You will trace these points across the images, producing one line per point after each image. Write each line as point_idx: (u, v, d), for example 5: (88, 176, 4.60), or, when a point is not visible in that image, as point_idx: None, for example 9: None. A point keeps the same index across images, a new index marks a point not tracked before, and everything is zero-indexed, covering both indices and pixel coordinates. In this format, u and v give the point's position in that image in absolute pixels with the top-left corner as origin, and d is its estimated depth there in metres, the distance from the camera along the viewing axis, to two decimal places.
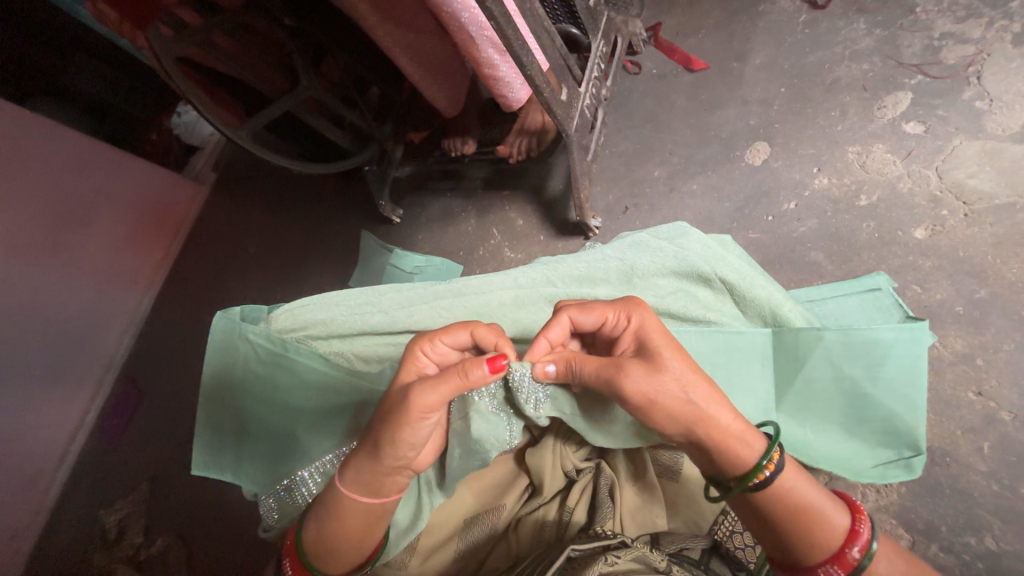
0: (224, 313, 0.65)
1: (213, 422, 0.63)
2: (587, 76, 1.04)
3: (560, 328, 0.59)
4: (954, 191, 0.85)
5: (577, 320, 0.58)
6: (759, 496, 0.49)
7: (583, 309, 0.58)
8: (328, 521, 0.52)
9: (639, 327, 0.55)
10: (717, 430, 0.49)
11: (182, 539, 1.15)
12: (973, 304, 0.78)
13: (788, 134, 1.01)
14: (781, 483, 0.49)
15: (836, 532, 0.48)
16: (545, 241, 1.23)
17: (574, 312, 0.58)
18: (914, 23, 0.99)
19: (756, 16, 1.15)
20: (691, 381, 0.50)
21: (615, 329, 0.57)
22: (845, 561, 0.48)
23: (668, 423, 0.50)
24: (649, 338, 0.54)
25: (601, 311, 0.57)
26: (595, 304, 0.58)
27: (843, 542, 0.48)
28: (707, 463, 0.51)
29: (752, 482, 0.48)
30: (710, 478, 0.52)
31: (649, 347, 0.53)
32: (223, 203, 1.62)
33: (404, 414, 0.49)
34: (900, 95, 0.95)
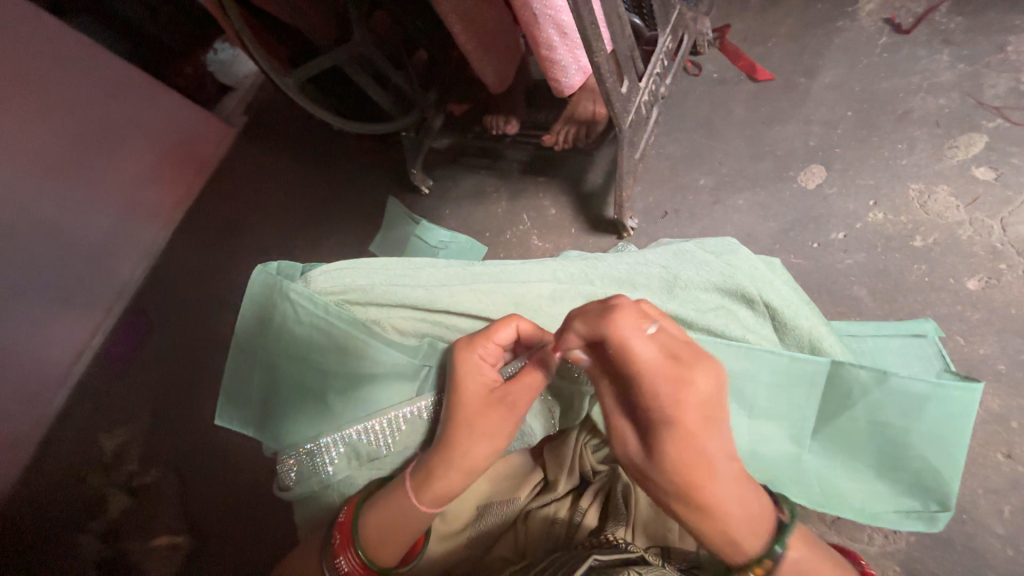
0: (263, 266, 0.65)
1: (242, 374, 0.63)
2: (649, 71, 1.00)
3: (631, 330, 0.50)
4: (1016, 246, 0.82)
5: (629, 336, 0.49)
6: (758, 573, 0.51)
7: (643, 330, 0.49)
8: (398, 526, 0.54)
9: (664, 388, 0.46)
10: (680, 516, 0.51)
11: (175, 474, 1.16)
12: (1016, 364, 0.76)
13: (848, 161, 0.98)
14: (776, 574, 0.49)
15: None
16: (576, 234, 1.20)
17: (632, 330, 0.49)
18: (1001, 63, 0.94)
19: (833, 32, 1.10)
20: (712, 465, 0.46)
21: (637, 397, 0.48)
22: None
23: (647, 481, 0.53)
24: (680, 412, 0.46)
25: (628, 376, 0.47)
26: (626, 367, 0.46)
27: None
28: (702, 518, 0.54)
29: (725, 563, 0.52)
30: None
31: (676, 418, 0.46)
32: (252, 148, 1.59)
33: (508, 418, 0.54)
34: (975, 136, 0.91)
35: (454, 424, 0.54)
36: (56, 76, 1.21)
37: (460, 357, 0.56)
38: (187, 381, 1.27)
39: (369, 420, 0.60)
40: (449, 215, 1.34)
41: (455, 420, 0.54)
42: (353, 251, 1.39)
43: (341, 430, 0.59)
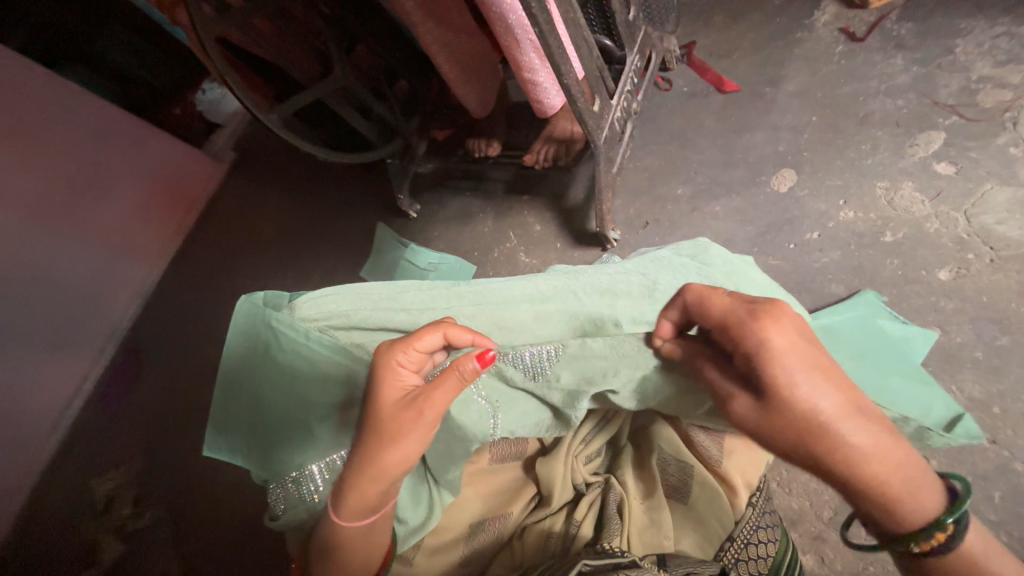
0: (247, 297, 0.65)
1: (229, 406, 0.64)
2: (619, 89, 1.05)
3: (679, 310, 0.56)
4: (982, 236, 0.84)
5: (694, 310, 0.53)
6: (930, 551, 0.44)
7: (702, 301, 0.52)
8: (335, 543, 0.53)
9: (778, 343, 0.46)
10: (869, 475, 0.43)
11: (172, 512, 1.14)
12: (993, 351, 0.78)
13: (816, 164, 1.01)
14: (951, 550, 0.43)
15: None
16: (562, 249, 1.22)
17: (692, 302, 0.53)
18: (953, 63, 0.99)
19: (793, 43, 1.15)
20: (848, 419, 0.43)
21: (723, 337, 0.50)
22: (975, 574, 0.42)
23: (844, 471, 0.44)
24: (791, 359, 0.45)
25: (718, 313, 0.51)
26: (715, 305, 0.51)
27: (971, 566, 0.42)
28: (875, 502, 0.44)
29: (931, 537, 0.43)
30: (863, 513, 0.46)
31: (800, 370, 0.44)
32: (241, 182, 1.62)
33: (418, 425, 0.50)
34: (934, 134, 0.95)
35: (366, 430, 0.52)
36: (44, 122, 1.24)
37: (378, 363, 0.54)
38: (182, 417, 1.26)
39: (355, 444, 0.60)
40: (436, 237, 1.37)
41: (367, 426, 0.52)
42: (342, 278, 1.40)
43: (328, 456, 0.60)
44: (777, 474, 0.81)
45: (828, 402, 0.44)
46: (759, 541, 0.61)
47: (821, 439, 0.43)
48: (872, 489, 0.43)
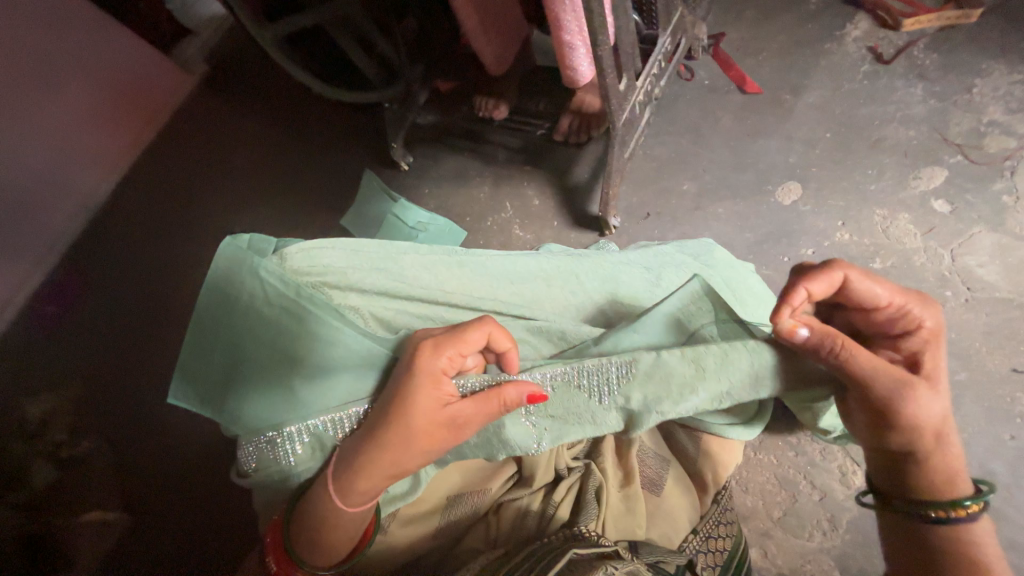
0: (232, 239, 0.59)
1: (201, 354, 0.59)
2: (647, 71, 1.00)
3: (833, 283, 0.49)
4: (962, 276, 0.88)
5: (856, 284, 0.49)
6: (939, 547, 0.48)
7: (870, 277, 0.49)
8: (322, 523, 0.52)
9: (930, 336, 0.49)
10: (950, 455, 0.49)
11: (112, 446, 1.07)
12: (952, 384, 0.82)
13: (822, 181, 1.02)
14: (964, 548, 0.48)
15: None
16: (558, 228, 1.19)
17: (860, 275, 0.48)
18: (967, 102, 1.01)
19: (821, 54, 1.13)
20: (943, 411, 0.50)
21: (888, 319, 0.50)
22: None
23: (950, 454, 0.49)
24: (936, 350, 0.49)
25: (887, 292, 0.49)
26: (883, 285, 0.49)
27: None
28: (927, 479, 0.49)
29: (963, 509, 0.48)
30: (918, 493, 0.50)
31: (936, 361, 0.49)
32: (216, 102, 1.47)
33: (449, 439, 0.50)
34: (937, 170, 0.97)
35: (394, 432, 0.49)
36: None
37: (419, 366, 0.50)
38: (128, 349, 1.17)
39: (336, 413, 0.57)
40: (429, 195, 1.30)
41: (396, 425, 0.49)
42: (320, 222, 1.30)
43: (308, 420, 0.56)
44: (737, 474, 0.85)
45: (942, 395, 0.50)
46: (718, 534, 0.66)
47: (941, 424, 0.48)
48: (946, 470, 0.49)
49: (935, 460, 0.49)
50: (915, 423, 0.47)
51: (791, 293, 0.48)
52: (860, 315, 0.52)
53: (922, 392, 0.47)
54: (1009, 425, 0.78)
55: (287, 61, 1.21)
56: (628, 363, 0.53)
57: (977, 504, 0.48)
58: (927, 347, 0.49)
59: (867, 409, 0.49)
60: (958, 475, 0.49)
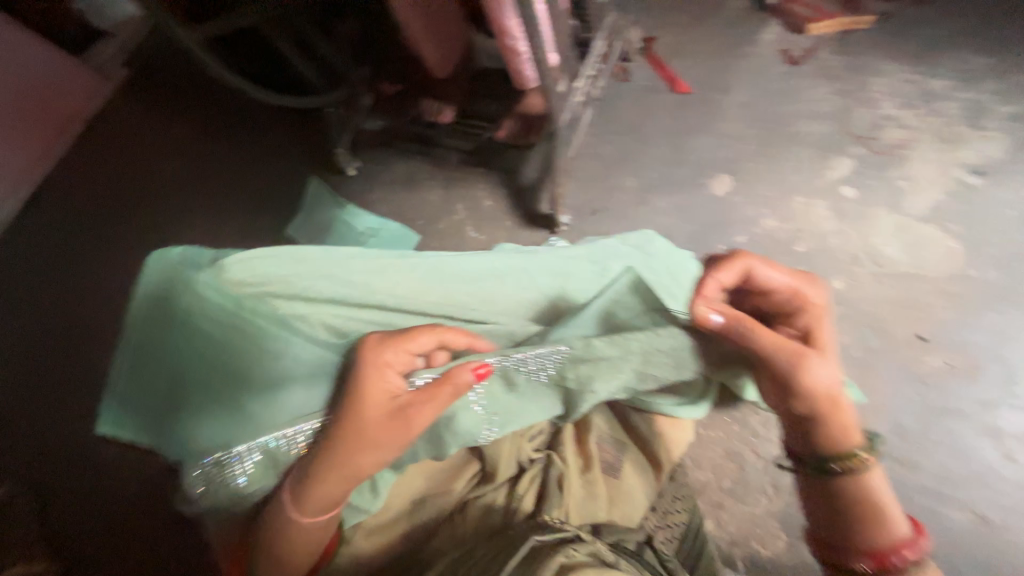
0: (162, 253, 0.57)
1: (133, 378, 0.55)
2: (585, 73, 1.04)
3: (733, 273, 0.55)
4: (871, 254, 0.98)
5: (756, 271, 0.55)
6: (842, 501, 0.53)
7: (766, 264, 0.56)
8: (279, 538, 0.51)
9: (818, 311, 0.55)
10: (845, 416, 0.52)
11: (36, 487, 0.97)
12: (868, 350, 0.91)
13: (750, 173, 1.10)
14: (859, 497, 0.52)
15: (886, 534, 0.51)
16: (511, 227, 1.20)
17: (758, 263, 0.55)
18: (867, 99, 1.13)
19: (742, 56, 1.23)
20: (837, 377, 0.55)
21: (784, 301, 0.56)
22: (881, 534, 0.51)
23: (845, 415, 0.52)
24: (824, 324, 0.55)
25: (781, 277, 0.56)
26: (776, 272, 0.56)
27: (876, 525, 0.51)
28: (826, 439, 0.53)
29: (855, 461, 0.52)
30: (819, 452, 0.53)
31: (826, 333, 0.54)
32: (138, 109, 1.37)
33: (403, 435, 0.49)
34: (845, 160, 1.08)
35: (343, 430, 0.49)
36: None
37: (364, 362, 0.51)
38: (49, 380, 1.06)
39: (291, 427, 0.54)
40: (377, 200, 1.27)
41: (347, 425, 0.49)
42: (263, 233, 1.24)
43: (258, 438, 0.54)
44: (691, 451, 0.91)
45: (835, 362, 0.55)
46: (675, 509, 0.69)
47: (836, 389, 0.52)
48: (845, 429, 0.52)
49: (834, 419, 0.52)
50: (814, 389, 0.51)
51: (701, 286, 0.55)
52: (761, 300, 0.58)
53: (816, 359, 0.51)
54: (916, 384, 0.88)
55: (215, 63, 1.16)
56: (561, 351, 0.55)
57: (869, 453, 0.52)
58: (817, 320, 0.54)
59: (773, 380, 0.53)
60: (854, 432, 0.53)
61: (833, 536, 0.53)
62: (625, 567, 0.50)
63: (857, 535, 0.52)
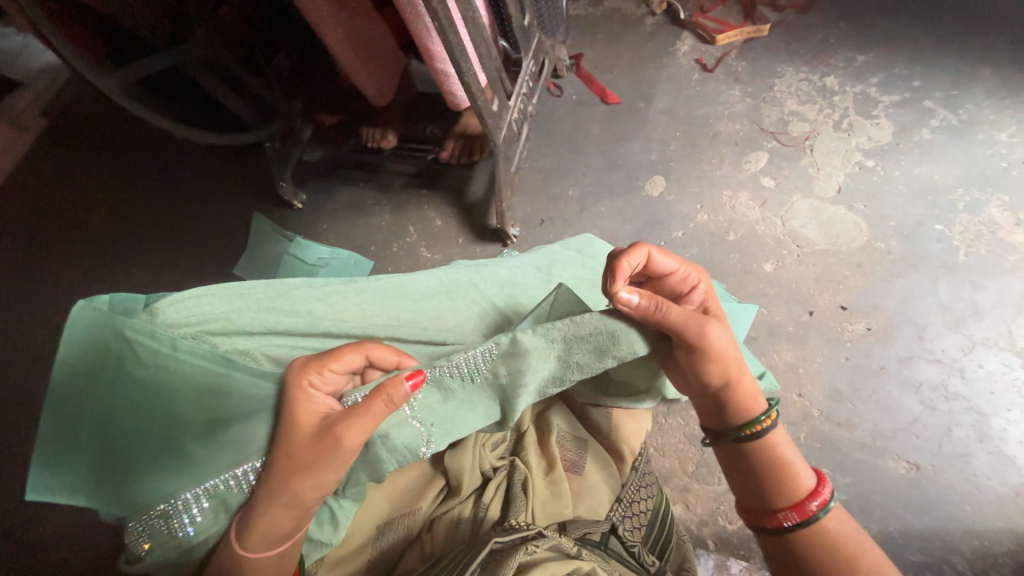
0: (88, 302, 0.53)
1: (65, 436, 0.52)
2: (516, 91, 1.09)
3: (641, 256, 0.56)
4: (793, 237, 1.07)
5: (657, 257, 0.57)
6: (756, 462, 0.56)
7: (663, 250, 0.58)
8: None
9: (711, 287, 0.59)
10: (748, 381, 0.57)
11: None
12: (800, 325, 0.99)
13: (680, 172, 1.18)
14: (766, 456, 0.55)
15: (797, 490, 0.54)
16: (462, 244, 1.22)
17: (659, 248, 0.56)
18: (773, 98, 1.24)
19: (661, 67, 1.32)
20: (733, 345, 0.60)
21: (682, 282, 0.59)
22: (791, 489, 0.54)
23: (747, 378, 0.57)
24: (716, 298, 0.60)
25: (676, 260, 0.58)
26: (673, 256, 0.58)
27: (785, 482, 0.55)
28: (738, 405, 0.56)
29: (762, 422, 0.56)
30: (735, 420, 0.56)
31: (718, 308, 0.59)
32: (61, 157, 1.32)
33: (336, 454, 0.49)
34: (761, 153, 1.17)
35: (279, 454, 0.50)
36: None
37: (289, 385, 0.51)
38: None
39: (238, 468, 0.53)
40: (326, 230, 1.27)
41: (282, 450, 0.50)
42: (208, 273, 1.20)
43: (206, 482, 0.53)
44: (653, 440, 0.94)
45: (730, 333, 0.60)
46: (640, 497, 0.72)
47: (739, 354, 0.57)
48: (751, 391, 0.57)
49: (742, 384, 0.56)
50: (727, 355, 0.54)
51: (616, 269, 0.54)
52: (660, 287, 0.60)
53: (721, 329, 0.55)
54: (844, 350, 0.96)
55: (142, 107, 1.13)
56: (493, 345, 0.55)
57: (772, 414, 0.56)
58: (711, 297, 0.59)
59: (690, 355, 0.54)
60: (756, 395, 0.57)
61: (750, 501, 0.57)
62: (589, 556, 0.51)
63: (771, 495, 0.55)
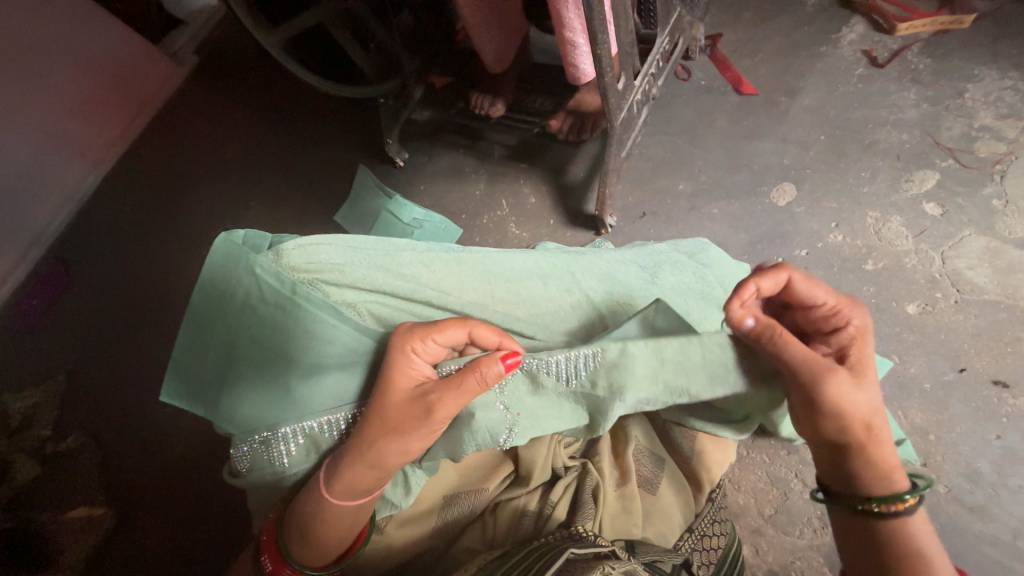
0: (226, 236, 0.58)
1: (195, 352, 0.57)
2: (644, 70, 1.00)
3: (774, 281, 0.50)
4: (952, 278, 0.90)
5: (797, 285, 0.50)
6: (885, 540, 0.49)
7: (809, 279, 0.51)
8: (314, 518, 0.53)
9: (861, 334, 0.51)
10: (880, 450, 0.50)
11: (98, 441, 1.05)
12: (940, 383, 0.84)
13: (817, 182, 1.03)
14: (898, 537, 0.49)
15: None
16: (554, 226, 1.18)
17: (801, 276, 0.50)
18: (959, 107, 1.02)
19: (817, 56, 1.14)
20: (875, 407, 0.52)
21: (826, 319, 0.52)
22: None
23: (881, 447, 0.50)
24: (865, 349, 0.51)
25: (822, 292, 0.51)
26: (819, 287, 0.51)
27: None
28: (858, 473, 0.50)
29: (893, 502, 0.49)
30: (854, 488, 0.51)
31: (869, 359, 0.51)
32: (207, 93, 1.46)
33: (427, 422, 0.50)
34: (929, 173, 0.98)
35: (373, 413, 0.52)
36: None
37: (392, 347, 0.53)
38: (118, 343, 1.15)
39: (333, 414, 0.57)
40: (424, 192, 1.29)
41: (376, 408, 0.52)
42: (313, 217, 1.28)
43: (305, 421, 0.56)
44: (729, 471, 0.86)
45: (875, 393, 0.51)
46: (712, 533, 0.66)
47: (876, 419, 0.49)
48: (884, 462, 0.50)
49: (870, 451, 0.49)
50: (851, 414, 0.48)
51: (738, 289, 0.50)
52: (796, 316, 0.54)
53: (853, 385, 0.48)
54: (995, 426, 0.80)
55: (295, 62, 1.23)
56: (596, 352, 0.52)
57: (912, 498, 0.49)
58: (859, 343, 0.50)
59: (806, 402, 0.49)
60: (892, 471, 0.50)
61: None
62: None
63: None
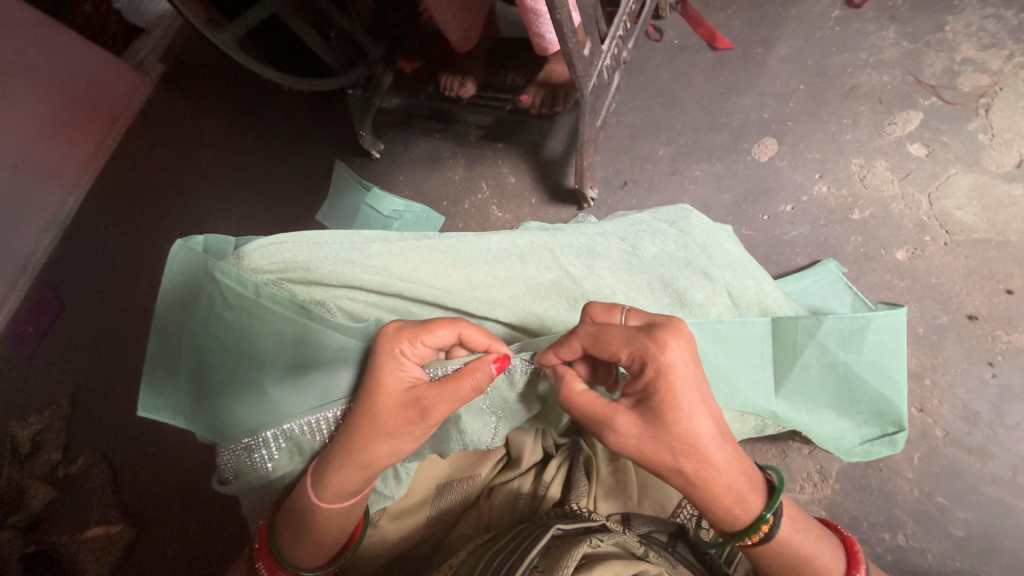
0: (185, 242, 0.56)
1: (167, 363, 0.57)
2: (612, 34, 0.96)
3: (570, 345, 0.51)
4: (940, 220, 0.88)
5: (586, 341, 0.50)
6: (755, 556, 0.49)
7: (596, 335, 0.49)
8: (304, 519, 0.52)
9: (669, 369, 0.44)
10: (709, 497, 0.46)
11: (109, 459, 1.05)
12: (933, 327, 0.83)
13: (799, 134, 1.00)
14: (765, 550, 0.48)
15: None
16: (536, 205, 1.16)
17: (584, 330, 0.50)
18: (941, 42, 0.98)
19: (791, 2, 1.10)
20: (719, 433, 0.45)
21: (632, 363, 0.47)
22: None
23: (709, 496, 0.46)
24: (676, 387, 0.44)
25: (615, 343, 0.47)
26: (611, 339, 0.48)
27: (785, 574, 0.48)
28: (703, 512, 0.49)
29: (744, 536, 0.47)
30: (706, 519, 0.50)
31: (672, 412, 0.44)
32: (172, 101, 1.42)
33: (418, 423, 0.50)
34: (912, 114, 0.95)
35: (360, 415, 0.51)
36: None
37: (379, 349, 0.52)
38: (117, 363, 1.14)
39: (314, 414, 0.56)
40: (402, 181, 1.26)
41: (363, 412, 0.50)
42: (293, 217, 1.25)
43: (285, 424, 0.55)
44: None
45: (710, 420, 0.44)
46: None
47: (691, 452, 0.44)
48: (725, 505, 0.46)
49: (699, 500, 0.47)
50: (646, 455, 0.45)
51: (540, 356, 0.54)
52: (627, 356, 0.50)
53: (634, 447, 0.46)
54: (991, 365, 0.79)
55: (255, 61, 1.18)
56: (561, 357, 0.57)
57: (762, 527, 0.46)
58: (655, 393, 0.45)
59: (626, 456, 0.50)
60: (735, 510, 0.46)
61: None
62: (655, 559, 0.48)
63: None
